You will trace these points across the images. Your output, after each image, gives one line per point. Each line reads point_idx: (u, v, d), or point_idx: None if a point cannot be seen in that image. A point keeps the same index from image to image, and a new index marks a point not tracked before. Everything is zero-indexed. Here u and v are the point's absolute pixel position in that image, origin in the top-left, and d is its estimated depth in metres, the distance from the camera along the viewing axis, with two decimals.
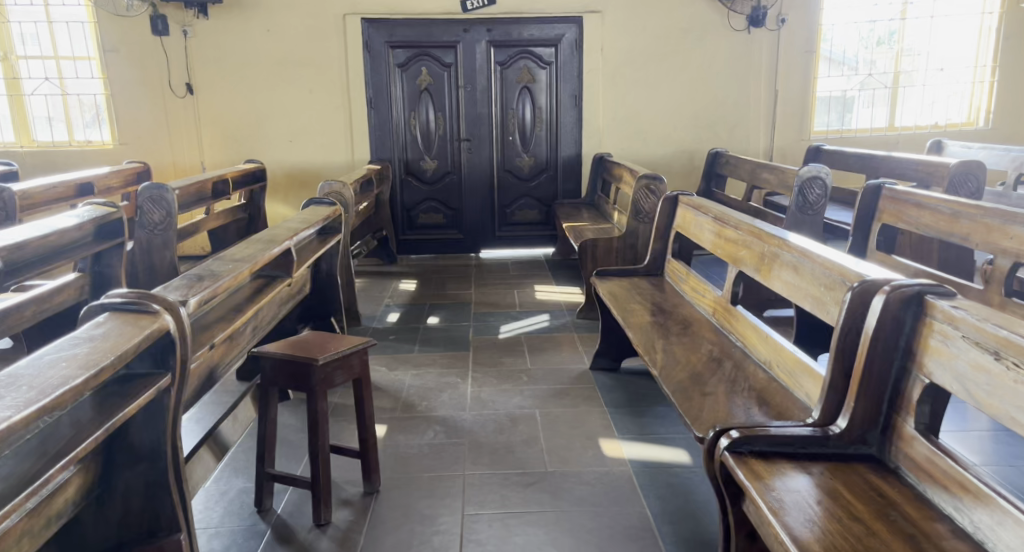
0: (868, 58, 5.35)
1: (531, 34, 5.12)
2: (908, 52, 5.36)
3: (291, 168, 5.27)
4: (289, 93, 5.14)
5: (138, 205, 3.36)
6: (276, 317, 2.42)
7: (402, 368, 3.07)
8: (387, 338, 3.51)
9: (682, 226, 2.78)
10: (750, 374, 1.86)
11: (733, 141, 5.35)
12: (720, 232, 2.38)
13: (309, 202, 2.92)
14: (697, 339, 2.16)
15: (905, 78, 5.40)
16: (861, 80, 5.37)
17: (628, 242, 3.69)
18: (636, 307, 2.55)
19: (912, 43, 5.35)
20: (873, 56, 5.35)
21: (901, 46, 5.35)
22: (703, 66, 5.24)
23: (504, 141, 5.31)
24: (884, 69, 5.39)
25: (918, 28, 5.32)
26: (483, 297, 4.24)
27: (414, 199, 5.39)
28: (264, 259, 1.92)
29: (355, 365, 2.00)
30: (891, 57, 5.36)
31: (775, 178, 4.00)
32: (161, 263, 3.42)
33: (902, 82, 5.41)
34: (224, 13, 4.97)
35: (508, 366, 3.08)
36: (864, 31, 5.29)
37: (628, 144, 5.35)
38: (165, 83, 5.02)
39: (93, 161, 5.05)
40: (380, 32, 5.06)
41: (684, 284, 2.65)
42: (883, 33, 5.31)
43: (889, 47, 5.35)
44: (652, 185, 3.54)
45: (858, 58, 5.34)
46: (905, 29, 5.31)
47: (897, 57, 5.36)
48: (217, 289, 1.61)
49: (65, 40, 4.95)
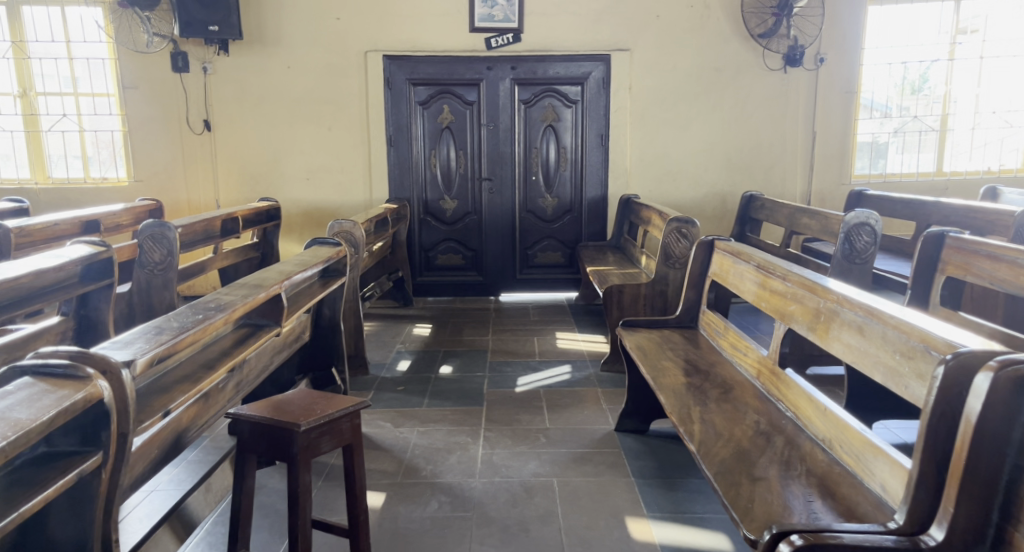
0: (903, 104, 5.10)
1: (557, 72, 4.96)
2: (948, 97, 5.09)
3: (308, 207, 5.12)
4: (307, 130, 5.02)
5: (139, 243, 3.19)
6: (268, 367, 2.19)
7: (409, 424, 2.81)
8: (394, 389, 3.24)
9: (720, 275, 2.51)
10: (807, 454, 1.56)
11: (769, 184, 5.10)
12: (764, 282, 2.11)
13: (312, 241, 2.70)
14: (739, 406, 1.87)
15: (944, 123, 5.12)
16: (896, 124, 5.11)
17: (658, 288, 3.42)
18: (667, 365, 2.26)
19: (952, 88, 5.08)
20: (911, 102, 5.10)
21: (939, 91, 5.08)
22: (734, 107, 5.01)
23: (526, 181, 5.12)
24: (923, 114, 5.12)
25: (959, 72, 5.05)
26: (501, 345, 3.97)
27: (432, 239, 5.19)
28: (242, 307, 1.70)
29: (345, 431, 1.75)
30: (929, 102, 5.10)
31: (817, 224, 3.72)
32: (160, 304, 3.23)
33: (941, 128, 5.12)
34: (245, 49, 4.90)
35: (523, 425, 2.79)
36: (898, 74, 5.06)
37: (657, 186, 5.12)
38: (183, 120, 4.94)
39: (107, 199, 4.95)
40: (402, 69, 4.94)
41: (721, 339, 2.37)
42: (916, 79, 5.06)
43: (925, 93, 5.09)
44: (685, 229, 3.29)
45: (892, 103, 5.09)
46: (944, 73, 5.05)
47: (935, 102, 5.09)
48: (176, 345, 1.38)
49: (85, 77, 4.90)
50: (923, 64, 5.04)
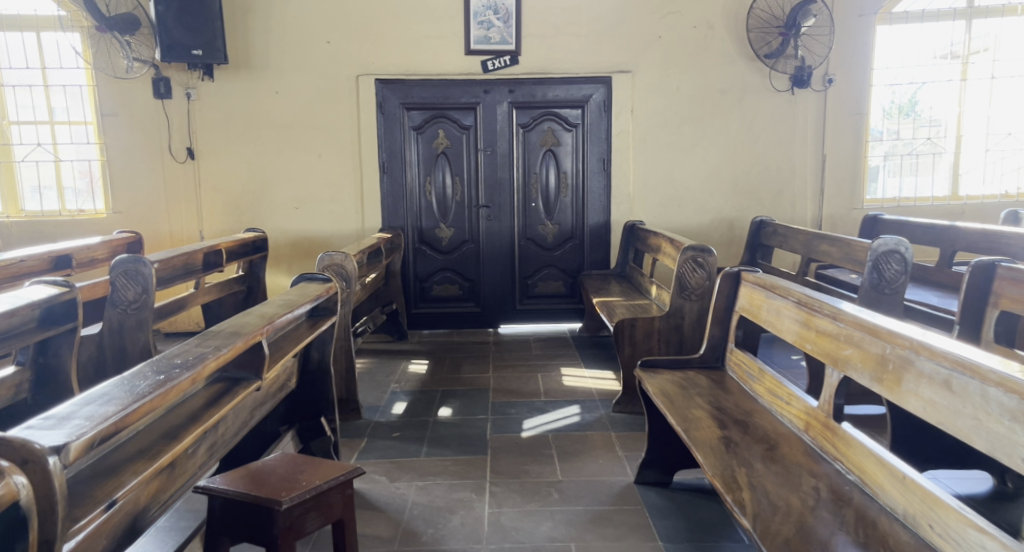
0: (893, 128, 4.95)
1: (556, 95, 4.78)
2: (937, 121, 4.95)
3: (296, 237, 4.87)
4: (297, 157, 4.80)
5: (111, 281, 2.93)
6: (247, 424, 1.93)
7: (407, 478, 2.54)
8: (390, 436, 2.97)
9: (751, 311, 2.27)
10: (887, 533, 1.32)
11: (778, 210, 4.91)
12: (808, 320, 1.87)
13: (299, 276, 2.45)
14: (791, 467, 1.62)
15: (936, 145, 4.97)
16: (887, 148, 4.96)
17: (673, 322, 3.19)
18: (698, 415, 2.01)
19: (942, 111, 4.94)
20: (900, 126, 4.94)
21: (927, 116, 4.95)
22: (739, 130, 4.84)
23: (525, 208, 4.91)
24: (918, 138, 4.97)
25: (953, 95, 4.92)
26: (502, 383, 3.69)
27: (428, 269, 4.95)
28: (213, 362, 1.43)
29: (335, 506, 1.49)
30: (924, 125, 4.95)
31: (837, 251, 3.50)
32: (133, 346, 2.96)
33: (933, 151, 4.98)
34: (231, 74, 4.70)
35: (533, 478, 2.53)
36: (890, 98, 4.91)
37: (662, 212, 4.91)
38: (165, 148, 4.71)
39: (84, 232, 4.70)
40: (395, 93, 4.76)
41: (756, 384, 2.12)
42: (910, 102, 4.92)
43: (917, 117, 4.95)
44: (701, 258, 3.09)
45: (886, 126, 4.94)
46: (936, 96, 4.92)
47: (925, 126, 4.95)
48: (127, 419, 1.10)
49: (62, 104, 4.67)
50: (910, 88, 4.90)
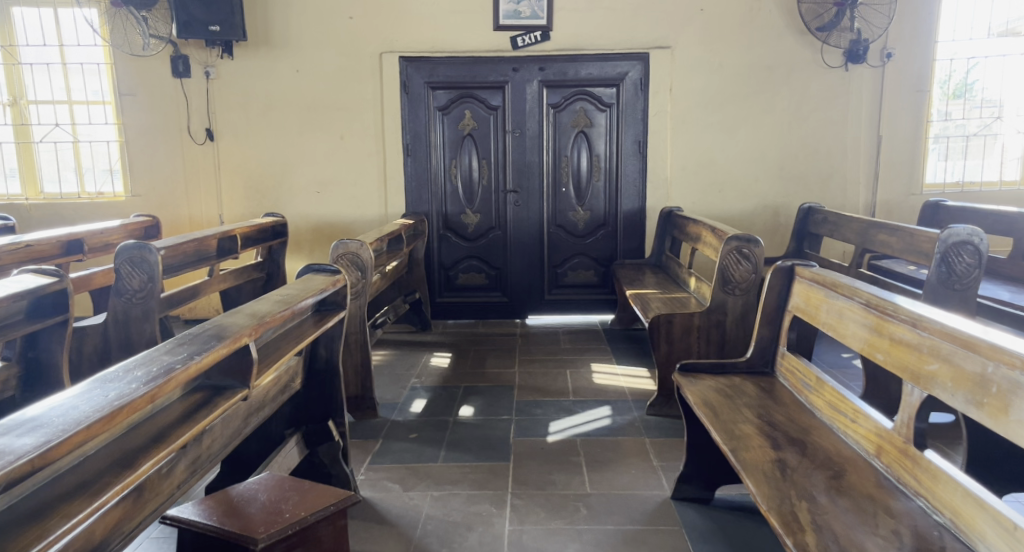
0: (946, 110, 4.55)
1: (590, 73, 4.50)
2: (989, 101, 4.54)
3: (318, 222, 4.70)
4: (317, 139, 4.61)
5: (116, 268, 2.77)
6: (240, 433, 1.74)
7: (422, 487, 2.35)
8: (407, 437, 2.78)
9: (808, 312, 2.00)
10: None
11: (828, 195, 4.57)
12: (879, 326, 1.59)
13: (305, 267, 2.25)
14: (863, 502, 1.36)
15: (990, 127, 4.56)
16: (937, 130, 4.56)
17: (714, 319, 2.92)
18: (747, 431, 1.75)
19: (1000, 91, 4.53)
20: (954, 107, 4.55)
21: (991, 94, 4.54)
22: (786, 110, 4.51)
23: (555, 193, 4.65)
24: (982, 119, 4.56)
25: None
26: (529, 380, 3.47)
27: (453, 257, 4.74)
28: (181, 374, 1.23)
29: (324, 541, 1.30)
30: (975, 107, 4.54)
31: (898, 242, 3.19)
32: (140, 337, 2.81)
33: (985, 133, 4.57)
34: (250, 52, 4.52)
35: (559, 490, 2.31)
36: (951, 74, 4.52)
37: (702, 198, 4.62)
38: (184, 129, 4.57)
39: (103, 216, 4.60)
40: (420, 72, 4.52)
41: (814, 395, 1.85)
42: (976, 80, 4.52)
43: (969, 98, 4.54)
44: (747, 250, 2.82)
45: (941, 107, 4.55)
46: (1004, 73, 4.51)
47: (978, 107, 4.54)
48: (47, 455, 0.90)
49: (81, 84, 4.56)
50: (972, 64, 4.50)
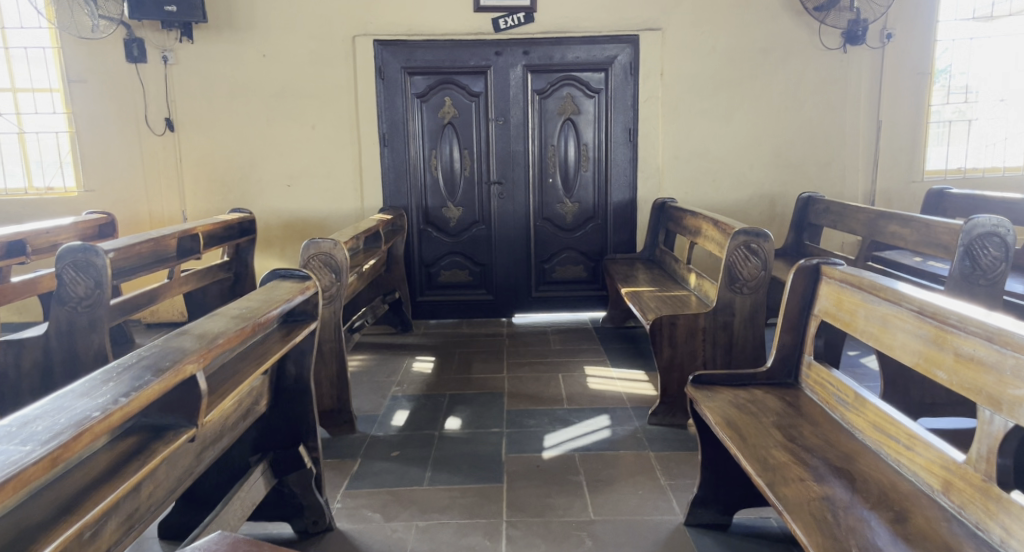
0: None
1: (577, 56, 4.24)
2: (974, 87, 4.37)
3: (289, 218, 4.40)
4: (287, 129, 4.31)
5: (58, 273, 2.46)
6: (193, 472, 1.47)
7: (406, 516, 2.10)
8: (388, 456, 2.52)
9: (839, 317, 1.77)
10: None
11: (826, 183, 4.38)
12: (939, 337, 1.37)
13: (271, 273, 1.97)
14: None
15: (968, 112, 4.39)
16: None
17: (720, 320, 2.70)
18: (781, 458, 1.53)
19: (980, 76, 4.37)
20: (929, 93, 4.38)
21: (990, 77, 4.38)
22: (782, 95, 4.30)
23: (542, 184, 4.41)
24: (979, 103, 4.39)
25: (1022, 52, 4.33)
26: (519, 386, 3.23)
27: (434, 253, 4.47)
28: (97, 425, 0.93)
29: None
30: (949, 92, 4.39)
31: (912, 233, 2.98)
32: (87, 351, 2.52)
33: (966, 118, 4.40)
34: (211, 35, 4.19)
35: (559, 517, 2.08)
36: (945, 57, 4.35)
37: (695, 188, 4.40)
38: (142, 118, 4.24)
39: (54, 213, 4.26)
40: (396, 56, 4.23)
41: (852, 413, 1.64)
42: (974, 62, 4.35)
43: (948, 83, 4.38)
44: (755, 245, 2.61)
45: None
46: (1001, 54, 4.35)
47: (957, 93, 4.38)
48: None
49: (25, 70, 4.21)
50: (967, 46, 4.33)
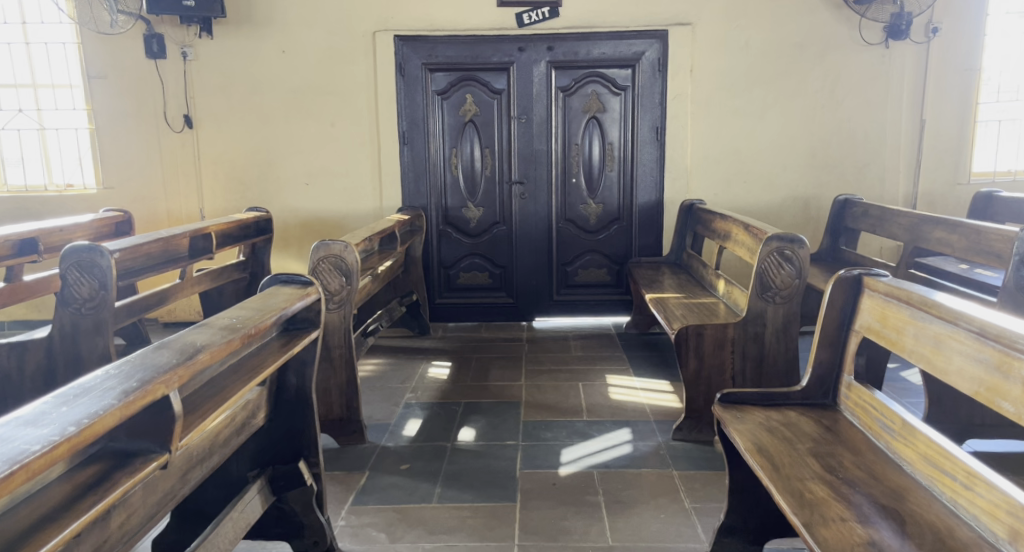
0: None
1: (603, 52, 4.09)
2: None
3: (307, 217, 4.32)
4: (306, 127, 4.23)
5: (62, 273, 2.39)
6: (176, 494, 1.37)
7: (412, 538, 1.98)
8: (397, 469, 2.41)
9: (884, 335, 1.61)
10: None
11: (865, 185, 4.16)
12: (1004, 364, 1.21)
13: (272, 279, 1.87)
14: None
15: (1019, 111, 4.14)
16: None
17: (750, 331, 2.54)
18: (819, 493, 1.38)
19: None
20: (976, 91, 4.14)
21: None
22: (818, 92, 4.10)
23: (565, 185, 4.27)
24: None
25: None
26: (537, 395, 3.10)
27: (453, 255, 4.36)
28: (37, 460, 0.81)
29: None
30: (998, 91, 4.14)
31: (959, 240, 2.78)
32: (91, 353, 2.45)
33: (1015, 118, 4.15)
34: (230, 31, 4.13)
35: (575, 541, 1.94)
36: (994, 53, 4.11)
37: (724, 190, 4.22)
38: (160, 115, 4.19)
39: (73, 210, 4.24)
40: (417, 52, 4.12)
41: (899, 443, 1.47)
42: None
43: (997, 81, 4.13)
44: (789, 251, 2.44)
45: None
46: None
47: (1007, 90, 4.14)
48: None
49: (46, 66, 4.19)
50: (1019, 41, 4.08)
